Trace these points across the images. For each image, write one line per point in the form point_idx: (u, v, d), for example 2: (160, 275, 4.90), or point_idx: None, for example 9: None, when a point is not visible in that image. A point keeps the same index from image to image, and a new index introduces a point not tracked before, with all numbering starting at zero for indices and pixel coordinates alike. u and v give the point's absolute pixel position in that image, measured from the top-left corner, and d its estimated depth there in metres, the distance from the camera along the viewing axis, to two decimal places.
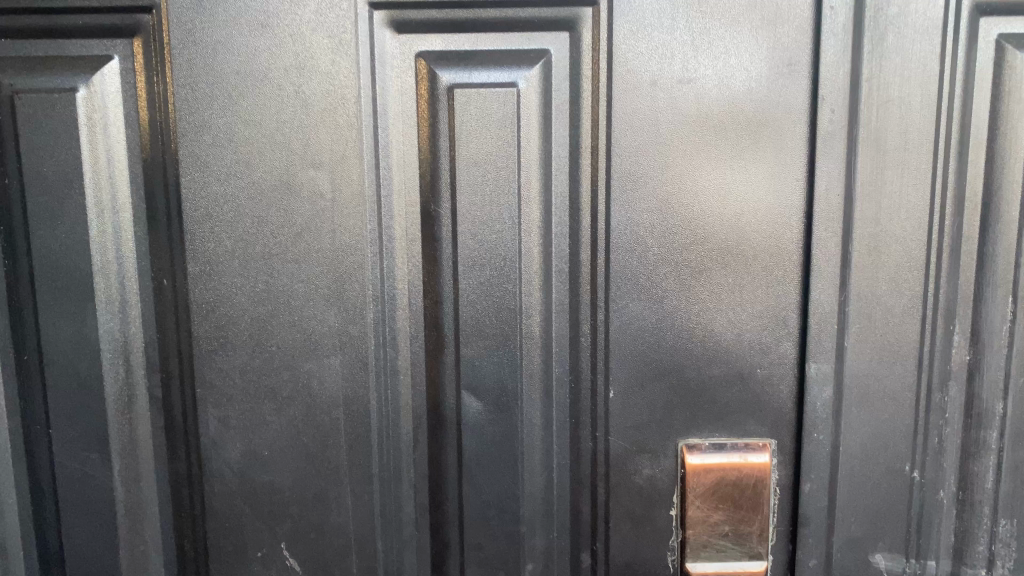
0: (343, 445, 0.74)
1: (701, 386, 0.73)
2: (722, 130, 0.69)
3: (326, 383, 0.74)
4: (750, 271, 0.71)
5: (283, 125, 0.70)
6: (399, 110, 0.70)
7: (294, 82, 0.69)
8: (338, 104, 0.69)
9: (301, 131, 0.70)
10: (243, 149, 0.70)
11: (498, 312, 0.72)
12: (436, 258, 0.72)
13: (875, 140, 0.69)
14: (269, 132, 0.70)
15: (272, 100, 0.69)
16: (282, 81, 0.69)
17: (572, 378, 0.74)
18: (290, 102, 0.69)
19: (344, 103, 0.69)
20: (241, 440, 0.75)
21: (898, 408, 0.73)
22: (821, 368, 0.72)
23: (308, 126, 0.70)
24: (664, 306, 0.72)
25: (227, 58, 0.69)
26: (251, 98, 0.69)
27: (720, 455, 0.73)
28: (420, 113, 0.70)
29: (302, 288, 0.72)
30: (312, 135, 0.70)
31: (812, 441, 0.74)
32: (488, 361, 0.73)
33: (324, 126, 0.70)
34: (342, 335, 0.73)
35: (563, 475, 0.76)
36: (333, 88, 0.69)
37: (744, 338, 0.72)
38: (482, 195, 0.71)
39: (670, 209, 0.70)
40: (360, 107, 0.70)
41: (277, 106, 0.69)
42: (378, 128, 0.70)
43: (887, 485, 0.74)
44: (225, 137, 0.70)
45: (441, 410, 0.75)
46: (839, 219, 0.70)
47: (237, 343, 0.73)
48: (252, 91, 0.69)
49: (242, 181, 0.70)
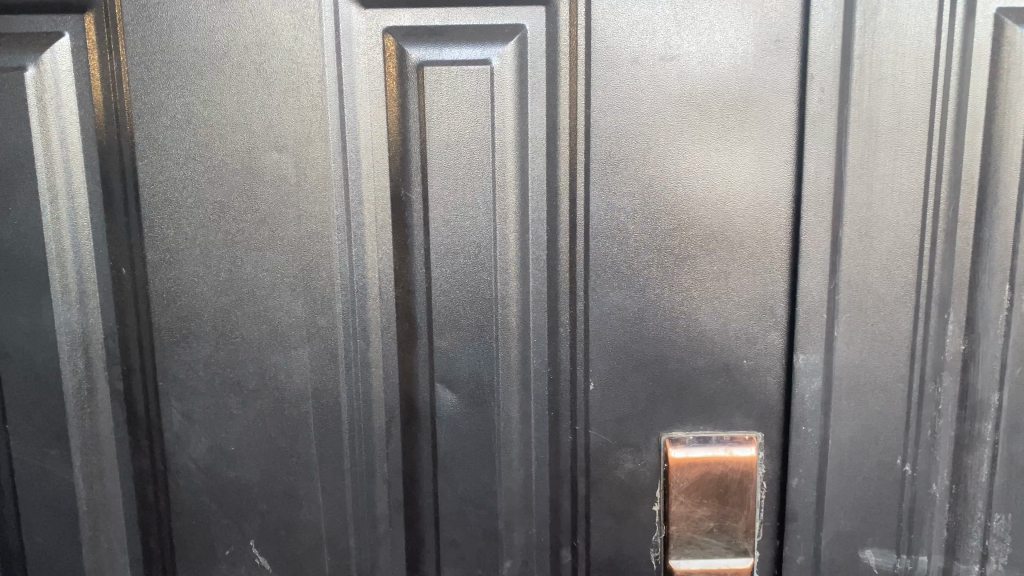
0: (313, 440, 0.72)
1: (685, 377, 0.70)
2: (707, 110, 0.66)
3: (294, 375, 0.71)
4: (735, 258, 0.68)
5: (244, 106, 0.66)
6: (366, 90, 0.67)
7: (255, 60, 0.66)
8: (302, 84, 0.66)
9: (263, 112, 0.66)
10: (202, 131, 0.67)
11: (473, 301, 0.69)
12: (408, 246, 0.69)
13: (867, 121, 0.66)
14: (229, 113, 0.66)
15: (232, 80, 0.66)
16: (243, 59, 0.66)
17: (551, 370, 0.71)
18: (252, 82, 0.66)
19: (308, 82, 0.66)
20: (207, 435, 0.72)
21: (889, 399, 0.71)
22: (810, 359, 0.69)
23: (271, 106, 0.66)
24: (646, 294, 0.69)
25: (184, 35, 0.65)
26: (210, 77, 0.66)
27: (704, 449, 0.71)
28: (388, 93, 0.67)
29: (267, 277, 0.69)
30: (275, 116, 0.67)
31: (801, 435, 0.71)
32: (463, 352, 0.70)
33: (287, 107, 0.66)
34: (310, 325, 0.70)
35: (542, 471, 0.73)
36: (295, 66, 0.66)
37: (728, 327, 0.69)
38: (456, 179, 0.67)
39: (653, 193, 0.67)
40: (325, 86, 0.66)
41: (238, 86, 0.66)
42: (344, 109, 0.67)
43: (878, 480, 0.72)
44: (184, 118, 0.67)
45: (416, 403, 0.71)
46: (829, 203, 0.67)
47: (200, 334, 0.70)
48: (211, 70, 0.66)
49: (203, 165, 0.67)
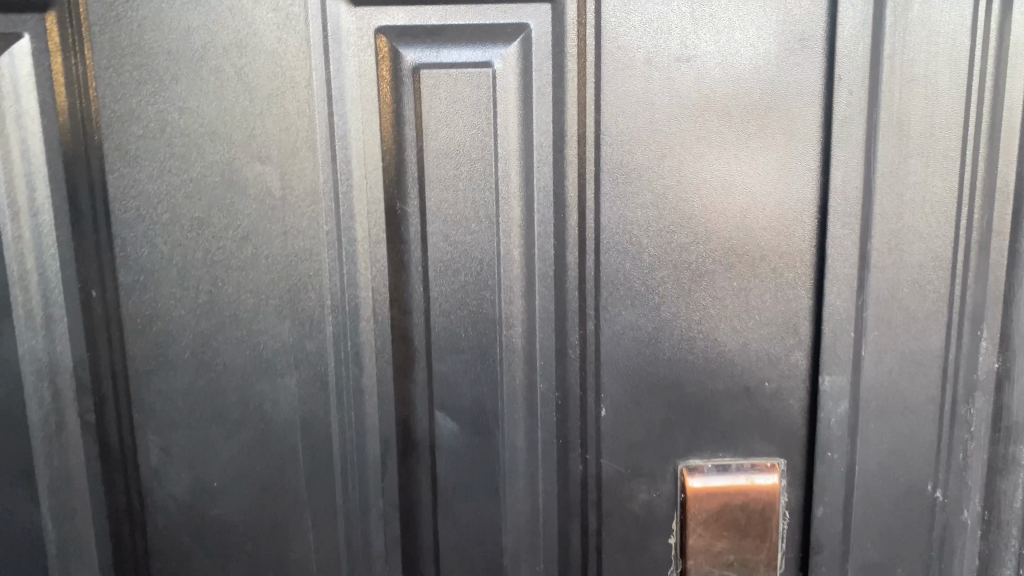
0: (303, 473, 0.66)
1: (702, 401, 0.66)
2: (726, 115, 0.61)
3: (281, 404, 0.65)
4: (757, 274, 0.63)
5: (224, 113, 0.61)
6: (357, 95, 0.61)
7: (235, 62, 0.60)
8: (287, 89, 0.61)
9: (245, 119, 0.61)
10: (178, 140, 0.61)
11: (475, 322, 0.64)
12: (403, 263, 0.64)
13: (898, 125, 0.61)
14: (208, 121, 0.61)
15: (210, 85, 0.60)
16: (222, 62, 0.60)
17: (559, 395, 0.66)
18: (232, 87, 0.61)
19: (293, 88, 0.61)
20: (187, 470, 0.66)
21: (919, 422, 0.66)
22: (837, 381, 0.65)
23: (253, 114, 0.61)
24: (661, 313, 0.64)
25: (157, 36, 0.60)
26: (186, 82, 0.60)
27: (724, 477, 0.66)
28: (381, 98, 0.61)
29: (250, 299, 0.64)
30: (258, 124, 0.61)
31: (827, 461, 0.66)
32: (465, 377, 0.65)
33: (270, 114, 0.61)
34: (297, 350, 0.64)
35: (550, 503, 0.68)
36: (280, 69, 0.60)
37: (749, 348, 0.65)
38: (455, 191, 0.62)
39: (668, 205, 0.62)
40: (312, 91, 0.61)
41: (217, 91, 0.61)
42: (333, 115, 0.61)
43: (908, 507, 0.67)
44: (158, 127, 0.61)
45: (413, 432, 0.66)
46: (858, 213, 0.62)
47: (178, 361, 0.65)
48: (187, 74, 0.60)
49: (179, 178, 0.62)
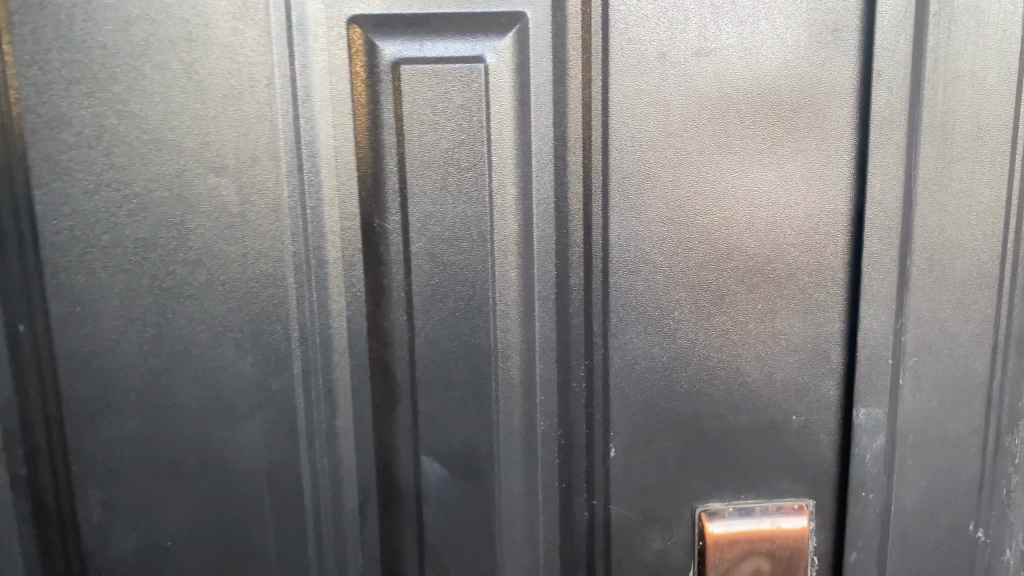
0: (270, 529, 0.58)
1: (723, 438, 0.58)
2: (751, 116, 0.54)
3: (243, 452, 0.57)
4: (784, 295, 0.56)
5: (171, 118, 0.52)
6: (326, 95, 0.53)
7: (184, 58, 0.52)
8: (245, 89, 0.52)
9: (197, 125, 0.52)
10: (118, 149, 0.52)
11: (466, 354, 0.56)
12: (383, 288, 0.56)
13: (943, 127, 0.54)
14: (154, 128, 0.52)
15: (155, 84, 0.52)
16: (168, 58, 0.51)
17: (562, 433, 0.59)
18: (180, 88, 0.52)
19: (253, 87, 0.52)
20: (135, 528, 0.58)
21: (961, 456, 0.59)
22: (872, 413, 0.58)
23: (206, 118, 0.52)
24: (677, 340, 0.56)
25: (89, 27, 0.51)
26: (126, 82, 0.52)
27: (747, 522, 0.59)
28: (355, 98, 0.53)
29: (206, 332, 0.55)
30: (212, 130, 0.53)
31: (861, 501, 0.59)
32: (455, 416, 0.57)
33: (226, 119, 0.52)
34: (261, 389, 0.56)
35: (553, 554, 0.60)
36: (236, 66, 0.52)
37: (775, 377, 0.57)
38: (442, 205, 0.54)
39: (686, 219, 0.55)
40: (274, 91, 0.52)
41: (162, 92, 0.52)
42: (299, 118, 0.53)
43: (948, 549, 0.61)
44: (93, 134, 0.52)
45: (396, 478, 0.59)
46: (897, 226, 0.55)
47: (122, 405, 0.56)
48: (126, 73, 0.51)
49: (120, 192, 0.53)
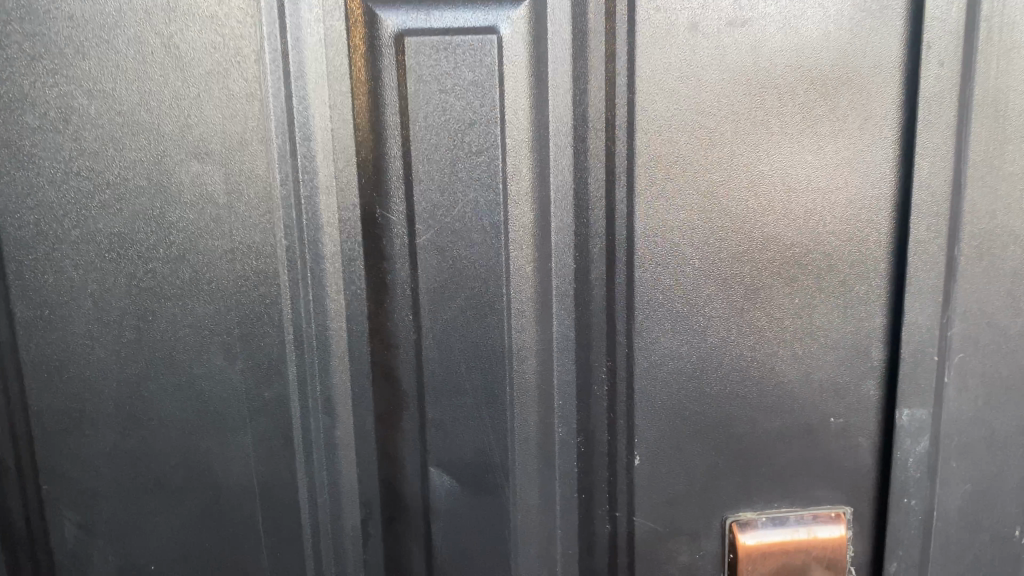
0: (265, 550, 0.53)
1: (756, 443, 0.54)
2: (789, 93, 0.49)
3: (232, 467, 0.51)
4: (822, 288, 0.52)
5: (148, 98, 0.47)
6: (322, 72, 0.48)
7: (162, 31, 0.46)
8: (231, 65, 0.47)
9: (176, 106, 0.47)
10: (89, 134, 0.47)
11: (478, 357, 0.51)
12: (387, 285, 0.51)
13: (996, 104, 0.49)
14: (128, 110, 0.47)
15: (129, 61, 0.46)
16: (144, 31, 0.46)
17: (582, 439, 0.55)
18: (157, 64, 0.46)
19: (239, 64, 0.47)
20: (114, 552, 0.52)
21: (1009, 458, 0.55)
22: (916, 414, 0.54)
23: (186, 98, 0.47)
24: (707, 338, 0.52)
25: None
26: (96, 58, 0.46)
27: (779, 531, 0.55)
28: (354, 75, 0.48)
29: (190, 336, 0.50)
30: (194, 111, 0.47)
31: (903, 508, 0.55)
32: (466, 424, 0.52)
33: (209, 98, 0.47)
34: (252, 398, 0.51)
35: (571, 568, 0.56)
36: (221, 40, 0.46)
37: (812, 377, 0.53)
38: (451, 193, 0.49)
39: (717, 206, 0.50)
40: (264, 69, 0.47)
41: (137, 69, 0.46)
42: (293, 98, 0.48)
43: (992, 557, 0.57)
44: (61, 117, 0.47)
45: (402, 491, 0.54)
46: (945, 213, 0.51)
47: (98, 417, 0.51)
48: (97, 47, 0.46)
49: (92, 181, 0.48)
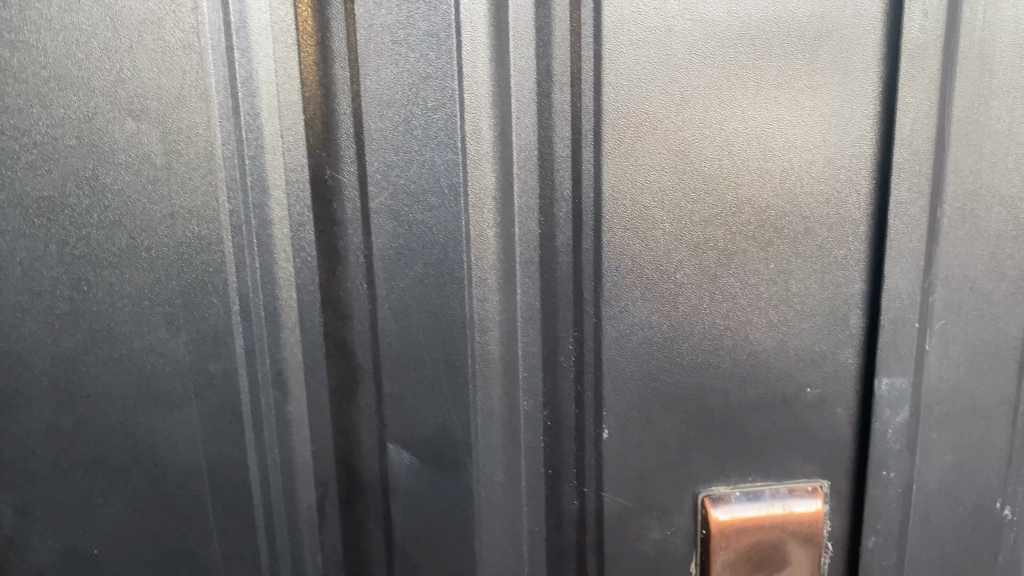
0: (214, 532, 0.50)
1: (729, 415, 0.52)
2: (765, 45, 0.46)
3: (178, 445, 0.49)
4: (799, 252, 0.49)
5: (76, 50, 0.43)
6: (267, 21, 0.44)
7: None
8: (165, 13, 0.43)
9: (108, 58, 0.44)
10: (15, 89, 0.44)
11: (437, 327, 0.48)
12: (339, 251, 0.48)
13: (981, 56, 0.47)
14: (56, 62, 0.44)
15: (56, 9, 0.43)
16: None
17: (548, 413, 0.52)
18: (85, 13, 0.43)
19: (174, 12, 0.43)
20: (56, 535, 0.50)
21: (990, 428, 0.54)
22: (896, 384, 0.51)
23: (118, 50, 0.43)
24: (679, 306, 0.49)
25: None
26: (20, 6, 0.43)
27: (754, 507, 0.52)
28: (301, 25, 0.45)
29: (130, 307, 0.47)
30: (126, 64, 0.44)
31: (881, 481, 0.53)
32: (426, 398, 0.50)
33: (143, 50, 0.43)
34: (197, 373, 0.48)
35: (538, 548, 0.54)
36: None
37: (788, 346, 0.51)
38: (406, 152, 0.46)
39: (689, 166, 0.47)
40: (201, 17, 0.43)
41: (64, 19, 0.43)
42: (233, 50, 0.44)
43: (972, 529, 0.55)
44: None
45: (359, 468, 0.51)
46: (928, 172, 0.48)
47: (33, 393, 0.48)
48: None
49: (19, 141, 0.45)
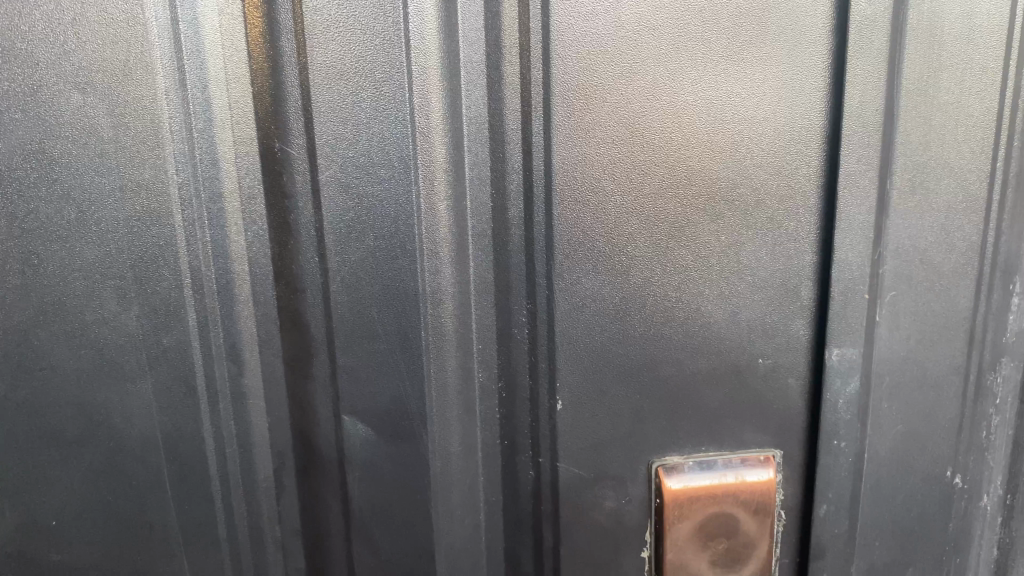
0: (172, 503, 0.51)
1: (682, 386, 0.52)
2: (715, 16, 0.46)
3: (133, 417, 0.49)
4: (750, 224, 0.50)
5: (18, 20, 0.43)
6: None
7: None
8: None
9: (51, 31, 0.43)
10: None
11: (390, 301, 0.49)
12: (290, 225, 0.49)
13: (930, 28, 0.47)
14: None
15: None
16: None
17: (502, 384, 0.53)
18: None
19: None
20: (12, 509, 0.50)
21: (941, 398, 0.54)
22: (847, 354, 0.52)
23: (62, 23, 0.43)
24: (631, 279, 0.50)
25: None
26: None
27: (707, 476, 0.53)
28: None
29: (81, 280, 0.47)
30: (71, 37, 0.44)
31: (833, 451, 0.54)
32: (379, 370, 0.50)
33: (87, 22, 0.43)
34: (151, 346, 0.48)
35: (494, 517, 0.55)
36: None
37: (740, 318, 0.51)
38: (356, 126, 0.46)
39: (640, 138, 0.47)
40: None
41: None
42: (180, 21, 0.44)
43: (923, 497, 0.56)
44: None
45: (315, 440, 0.52)
46: (878, 144, 0.48)
47: None
48: None
49: None
